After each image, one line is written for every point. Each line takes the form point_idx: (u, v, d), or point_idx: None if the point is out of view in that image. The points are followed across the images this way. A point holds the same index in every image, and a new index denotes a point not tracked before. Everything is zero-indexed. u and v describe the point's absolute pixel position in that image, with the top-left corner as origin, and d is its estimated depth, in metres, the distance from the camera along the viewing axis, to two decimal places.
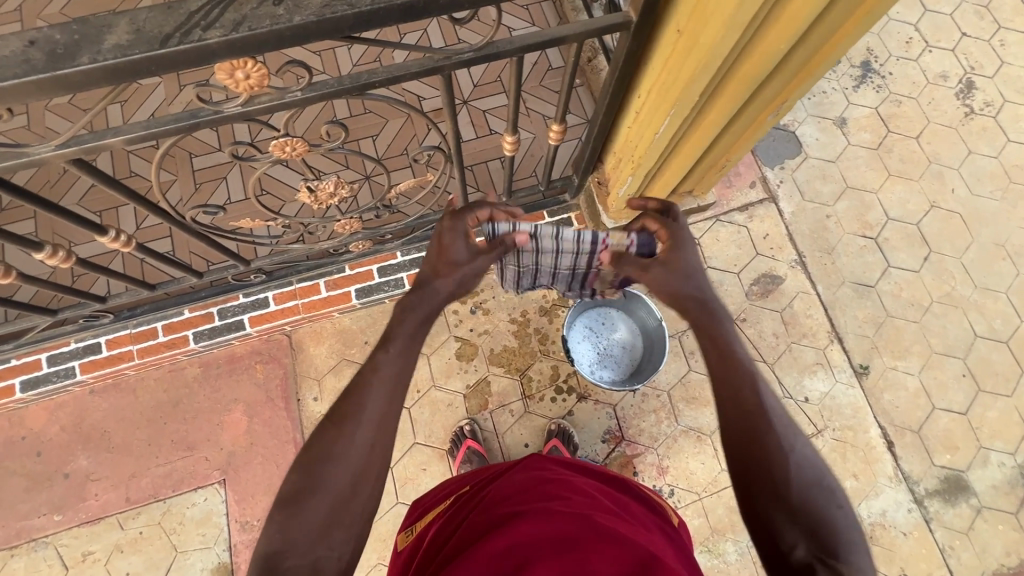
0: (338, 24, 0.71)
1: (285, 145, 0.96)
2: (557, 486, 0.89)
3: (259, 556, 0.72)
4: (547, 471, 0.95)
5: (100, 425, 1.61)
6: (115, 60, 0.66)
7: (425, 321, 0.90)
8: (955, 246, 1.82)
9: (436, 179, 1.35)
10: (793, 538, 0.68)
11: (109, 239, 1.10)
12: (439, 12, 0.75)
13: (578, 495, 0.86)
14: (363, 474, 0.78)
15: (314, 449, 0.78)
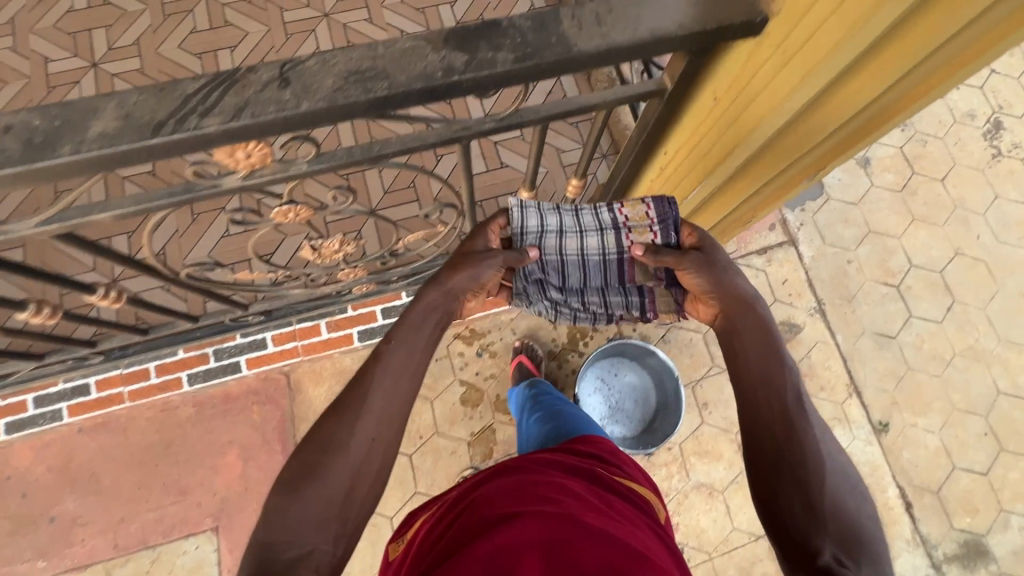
0: (352, 109, 0.64)
1: (288, 212, 0.90)
2: (547, 485, 0.76)
3: (255, 547, 0.69)
4: (536, 471, 0.82)
5: (89, 465, 1.55)
6: (100, 151, 0.59)
7: (430, 320, 0.87)
8: (980, 296, 1.76)
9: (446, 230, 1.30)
10: (817, 544, 0.63)
11: (98, 296, 1.03)
12: (462, 93, 0.67)
13: (569, 496, 0.74)
14: (360, 471, 0.75)
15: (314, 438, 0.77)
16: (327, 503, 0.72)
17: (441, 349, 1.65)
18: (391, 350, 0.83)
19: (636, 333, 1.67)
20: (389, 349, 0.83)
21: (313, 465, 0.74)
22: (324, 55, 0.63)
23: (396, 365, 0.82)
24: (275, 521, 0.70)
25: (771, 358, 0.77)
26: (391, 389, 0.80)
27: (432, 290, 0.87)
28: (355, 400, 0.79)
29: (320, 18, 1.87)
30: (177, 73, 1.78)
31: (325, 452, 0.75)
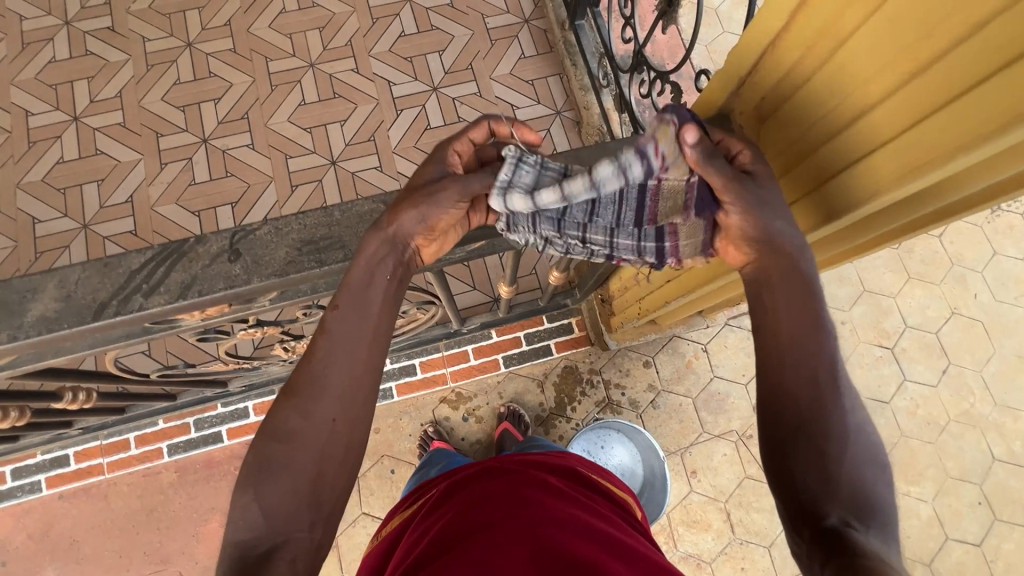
0: (304, 278, 0.61)
1: (253, 333, 0.89)
2: (526, 487, 0.70)
3: (227, 548, 0.56)
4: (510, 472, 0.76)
5: (69, 533, 1.52)
6: (40, 336, 0.56)
7: (378, 273, 0.60)
8: (976, 357, 1.73)
9: (427, 316, 1.32)
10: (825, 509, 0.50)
11: (68, 399, 0.99)
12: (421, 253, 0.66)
13: (545, 496, 0.68)
14: (324, 460, 0.59)
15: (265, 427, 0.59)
16: (295, 504, 0.57)
17: (427, 414, 1.62)
18: (342, 319, 0.60)
19: (625, 398, 1.64)
20: (335, 319, 0.60)
21: (269, 455, 0.58)
22: (276, 223, 0.60)
23: (348, 330, 0.60)
24: (244, 518, 0.57)
25: (811, 296, 0.56)
26: (348, 356, 0.60)
27: (371, 237, 0.59)
28: (307, 378, 0.59)
29: (306, 68, 1.84)
30: (161, 126, 1.77)
31: (280, 442, 0.58)
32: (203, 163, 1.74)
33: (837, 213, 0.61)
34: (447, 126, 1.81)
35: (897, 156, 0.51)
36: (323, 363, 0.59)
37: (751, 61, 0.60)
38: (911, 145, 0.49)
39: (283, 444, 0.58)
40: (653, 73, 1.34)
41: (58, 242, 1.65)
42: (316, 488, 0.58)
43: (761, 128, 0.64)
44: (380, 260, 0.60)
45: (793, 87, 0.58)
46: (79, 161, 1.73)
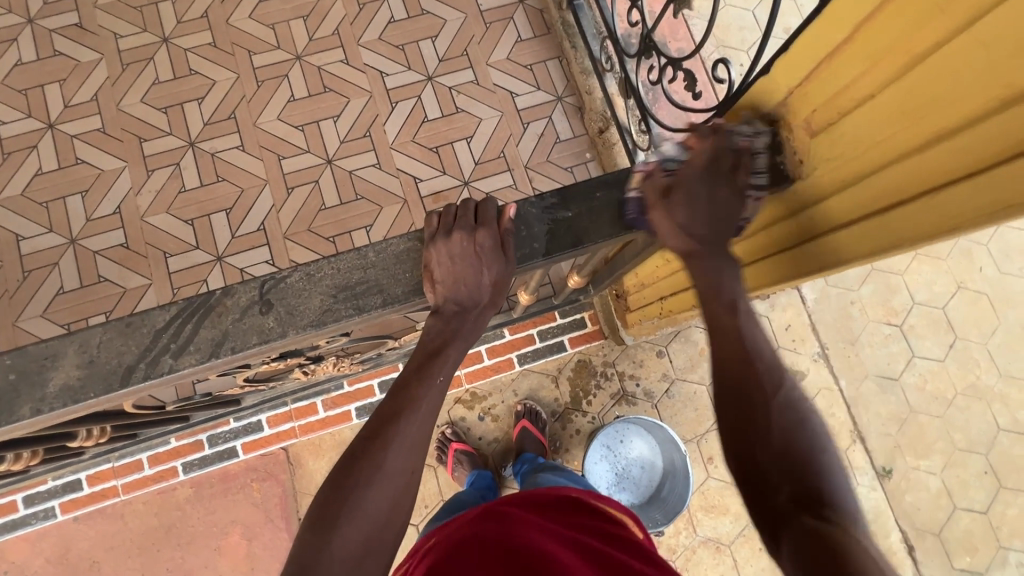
0: (341, 326, 0.58)
1: (277, 364, 0.88)
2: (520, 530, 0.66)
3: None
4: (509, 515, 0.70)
5: (87, 555, 1.50)
6: (64, 408, 0.52)
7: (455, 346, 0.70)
8: (981, 331, 1.75)
9: None
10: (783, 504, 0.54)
11: (82, 437, 0.97)
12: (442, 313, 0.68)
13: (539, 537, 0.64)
14: (398, 502, 0.63)
15: (340, 477, 0.63)
16: (369, 546, 0.60)
17: (443, 416, 1.60)
18: (437, 385, 0.68)
19: (639, 389, 1.64)
20: (425, 389, 0.67)
21: (348, 500, 0.61)
22: (308, 269, 0.57)
23: (433, 400, 0.67)
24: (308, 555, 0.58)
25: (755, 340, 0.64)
26: (427, 418, 0.67)
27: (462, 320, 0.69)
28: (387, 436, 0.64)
29: (292, 62, 1.75)
30: (144, 131, 1.68)
31: (367, 488, 0.61)
32: (192, 168, 1.67)
33: (896, 244, 0.58)
34: (445, 118, 1.74)
35: (970, 198, 0.48)
36: (406, 421, 0.65)
37: (806, 69, 0.58)
38: (986, 189, 0.46)
39: (366, 489, 0.61)
40: (663, 58, 1.27)
41: (45, 259, 1.58)
42: (386, 528, 0.61)
43: (815, 140, 0.61)
44: (468, 329, 0.71)
45: (856, 98, 0.55)
46: (59, 173, 1.65)
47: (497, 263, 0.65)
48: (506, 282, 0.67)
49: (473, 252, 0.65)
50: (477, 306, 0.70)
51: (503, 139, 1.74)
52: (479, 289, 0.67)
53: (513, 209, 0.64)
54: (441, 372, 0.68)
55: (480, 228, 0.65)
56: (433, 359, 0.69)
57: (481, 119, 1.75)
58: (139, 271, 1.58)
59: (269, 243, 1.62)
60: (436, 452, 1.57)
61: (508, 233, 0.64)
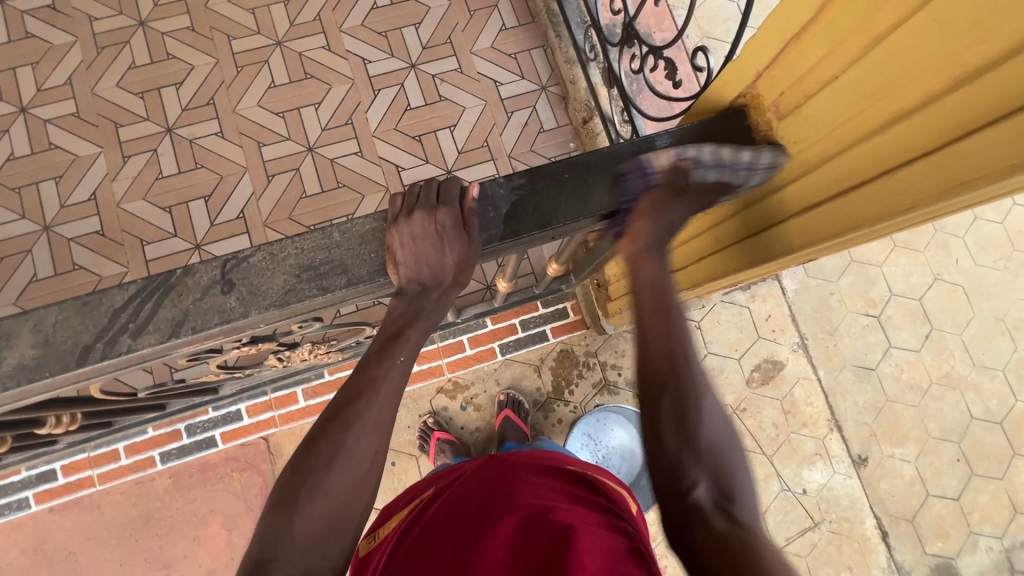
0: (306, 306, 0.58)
1: (249, 349, 0.87)
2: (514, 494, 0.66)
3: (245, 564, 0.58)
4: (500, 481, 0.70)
5: (64, 546, 1.49)
6: (19, 387, 0.52)
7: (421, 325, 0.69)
8: (956, 322, 1.78)
9: None
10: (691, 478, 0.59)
11: (51, 424, 0.96)
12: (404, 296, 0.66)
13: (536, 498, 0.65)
14: (363, 481, 0.63)
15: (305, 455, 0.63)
16: (334, 527, 0.61)
17: (425, 405, 1.60)
18: (400, 365, 0.68)
19: (622, 378, 1.64)
20: (387, 368, 0.67)
21: (308, 481, 0.61)
22: (271, 249, 0.56)
23: (398, 378, 0.67)
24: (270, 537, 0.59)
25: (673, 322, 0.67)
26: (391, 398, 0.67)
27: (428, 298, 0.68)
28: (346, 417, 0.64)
29: (272, 48, 1.72)
30: (120, 116, 1.65)
31: (330, 468, 0.62)
32: (170, 155, 1.64)
33: (856, 227, 0.57)
34: (428, 107, 1.73)
35: (925, 177, 0.48)
36: (367, 402, 0.65)
37: (771, 54, 0.59)
38: (941, 165, 0.46)
39: (328, 470, 0.62)
40: (644, 47, 1.26)
41: (18, 246, 1.55)
42: (348, 507, 0.62)
43: (783, 122, 0.62)
44: (431, 309, 0.69)
45: (821, 80, 0.56)
46: (32, 158, 1.61)
47: (460, 242, 0.63)
48: (470, 263, 0.65)
49: (435, 232, 0.63)
50: (439, 287, 0.68)
51: (487, 128, 1.73)
52: (442, 270, 0.65)
53: (477, 189, 0.63)
54: (407, 352, 0.68)
55: (442, 207, 0.64)
56: (396, 340, 0.67)
57: (465, 108, 1.73)
58: (115, 259, 1.56)
59: (249, 231, 1.60)
60: (418, 441, 1.57)
61: (471, 212, 0.63)
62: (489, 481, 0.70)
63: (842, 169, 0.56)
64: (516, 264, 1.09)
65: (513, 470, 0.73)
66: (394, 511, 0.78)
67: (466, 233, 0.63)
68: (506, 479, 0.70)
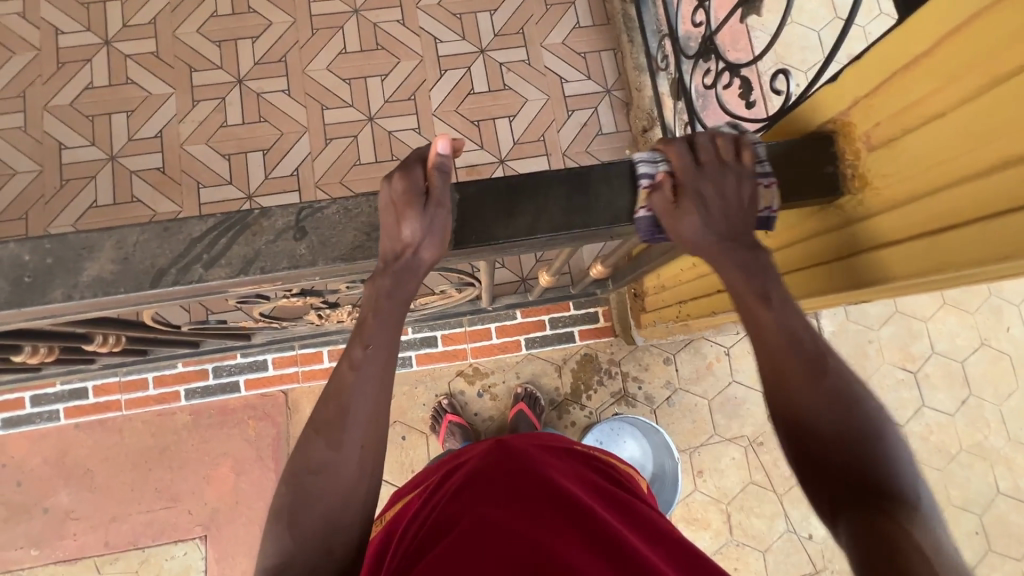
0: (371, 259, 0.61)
1: (296, 300, 0.90)
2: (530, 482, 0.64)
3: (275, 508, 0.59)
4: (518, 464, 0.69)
5: (83, 462, 1.55)
6: (93, 299, 0.54)
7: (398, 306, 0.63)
8: (997, 391, 1.71)
9: (463, 297, 1.31)
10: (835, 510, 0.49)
11: (97, 343, 1.01)
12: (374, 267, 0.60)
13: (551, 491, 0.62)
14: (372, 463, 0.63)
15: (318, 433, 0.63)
16: (350, 492, 0.60)
17: (443, 385, 1.62)
18: (367, 356, 0.62)
19: (641, 391, 1.63)
20: (370, 340, 0.62)
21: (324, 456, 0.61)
22: (346, 204, 0.58)
23: (374, 370, 0.62)
24: (284, 514, 0.59)
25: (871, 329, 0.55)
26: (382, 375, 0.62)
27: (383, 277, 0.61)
28: (335, 413, 0.61)
29: (350, 15, 1.75)
30: (195, 61, 1.70)
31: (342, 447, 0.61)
32: (236, 105, 1.68)
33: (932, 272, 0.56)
34: (492, 94, 1.73)
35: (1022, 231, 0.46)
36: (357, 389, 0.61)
37: (876, 80, 0.57)
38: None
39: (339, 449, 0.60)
40: (721, 62, 1.22)
41: (84, 171, 1.61)
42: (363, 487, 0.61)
43: (873, 153, 0.60)
44: (390, 288, 0.61)
45: (926, 115, 0.54)
46: (109, 89, 1.68)
47: (413, 211, 0.58)
48: (433, 232, 0.58)
49: (391, 203, 0.58)
50: (399, 262, 0.60)
51: (546, 123, 1.72)
52: (400, 242, 0.59)
53: (444, 144, 0.60)
54: (370, 341, 0.62)
55: (398, 174, 0.59)
56: (359, 328, 0.64)
57: (527, 100, 1.74)
58: (171, 197, 1.61)
59: (301, 189, 1.63)
60: (430, 420, 1.58)
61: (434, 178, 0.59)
62: (513, 453, 0.71)
63: (933, 209, 0.55)
64: (562, 261, 1.09)
65: (533, 448, 0.73)
66: (409, 491, 0.81)
67: (427, 198, 0.58)
68: (530, 455, 0.70)
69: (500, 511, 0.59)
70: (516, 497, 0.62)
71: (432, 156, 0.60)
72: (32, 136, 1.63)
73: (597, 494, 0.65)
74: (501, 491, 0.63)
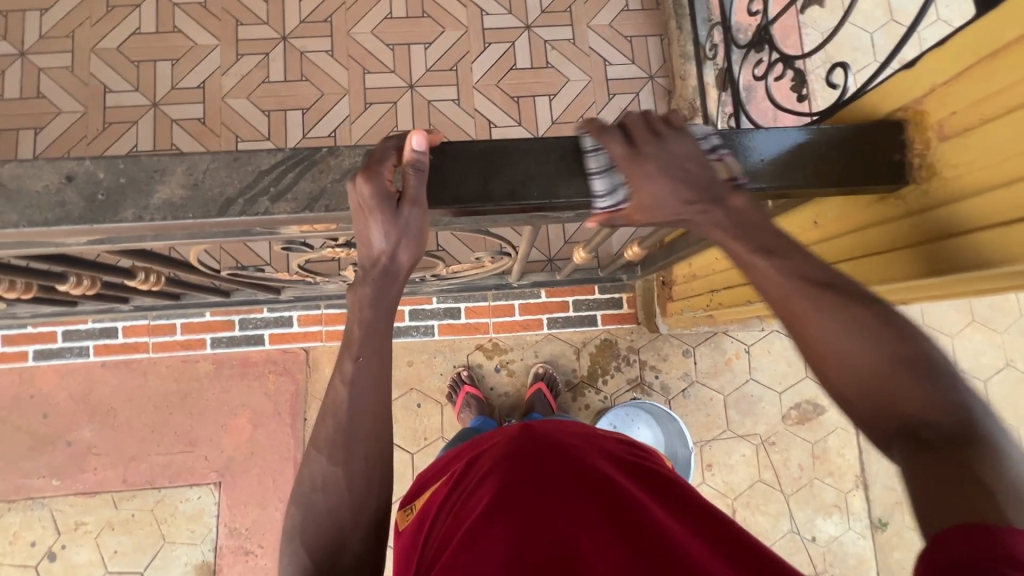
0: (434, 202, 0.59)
1: (339, 252, 0.91)
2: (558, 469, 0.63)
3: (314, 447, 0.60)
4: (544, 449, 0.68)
5: (108, 400, 1.59)
6: (163, 221, 0.55)
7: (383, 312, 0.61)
8: (1018, 413, 1.68)
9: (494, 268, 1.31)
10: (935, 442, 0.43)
11: (138, 280, 1.03)
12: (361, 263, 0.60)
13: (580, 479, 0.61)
14: None
15: None
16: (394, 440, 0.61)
17: (461, 357, 1.63)
18: (357, 367, 0.60)
19: (657, 381, 1.64)
20: (359, 349, 0.60)
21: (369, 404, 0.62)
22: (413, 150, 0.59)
23: (369, 377, 0.60)
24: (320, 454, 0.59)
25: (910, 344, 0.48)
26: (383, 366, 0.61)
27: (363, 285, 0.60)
28: (332, 402, 0.61)
29: None
30: (242, 14, 1.71)
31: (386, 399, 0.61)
32: (279, 62, 1.69)
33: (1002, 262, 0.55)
34: (534, 70, 1.72)
35: None
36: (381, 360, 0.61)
37: (959, 66, 0.56)
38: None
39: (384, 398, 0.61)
40: (774, 53, 1.19)
41: (127, 116, 1.63)
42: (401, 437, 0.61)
43: (946, 143, 0.60)
44: (374, 296, 0.60)
45: (1010, 104, 0.53)
46: (156, 36, 1.69)
47: (390, 215, 0.56)
48: (409, 233, 0.57)
49: (360, 209, 0.55)
50: (378, 268, 0.59)
51: (586, 104, 1.71)
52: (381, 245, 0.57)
53: (418, 139, 0.56)
54: (360, 352, 0.60)
55: (359, 177, 0.55)
56: (348, 342, 0.61)
57: (569, 80, 1.72)
58: (209, 148, 1.62)
59: None
60: (447, 390, 1.60)
61: (408, 177, 0.56)
62: (534, 441, 0.70)
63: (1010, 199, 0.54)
64: (600, 239, 1.09)
65: (557, 433, 0.72)
66: (433, 479, 0.80)
67: (401, 199, 0.56)
68: (551, 440, 0.70)
69: (528, 495, 0.58)
70: (536, 477, 0.62)
71: (403, 151, 0.56)
72: (79, 77, 1.65)
73: (624, 473, 0.65)
74: (521, 474, 0.63)
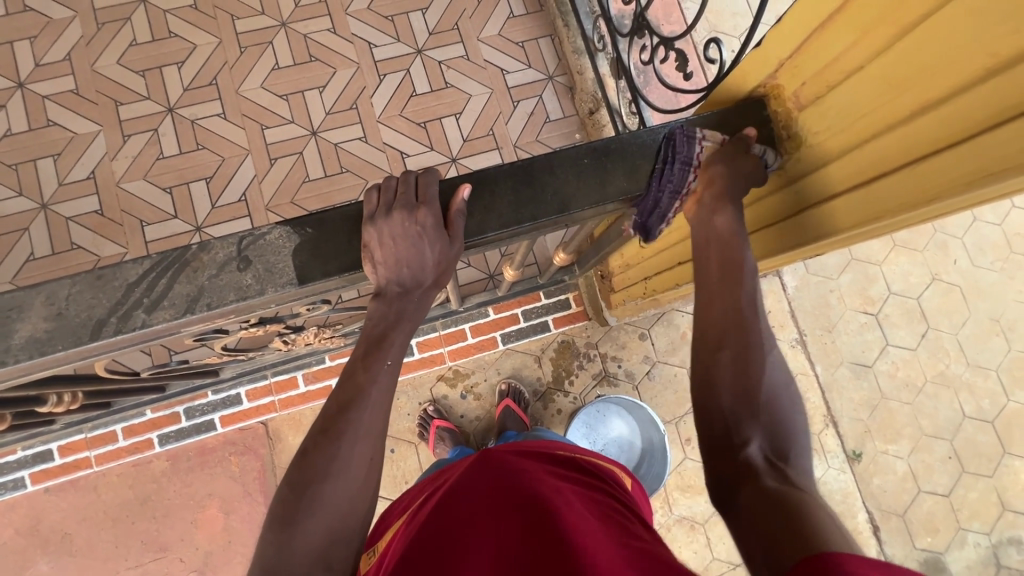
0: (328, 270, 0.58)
1: (256, 331, 0.88)
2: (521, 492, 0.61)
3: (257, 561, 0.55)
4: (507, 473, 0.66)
5: (59, 527, 1.48)
6: (30, 361, 0.51)
7: (400, 337, 0.63)
8: (952, 321, 1.79)
9: None
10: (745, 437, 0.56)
11: (51, 403, 0.97)
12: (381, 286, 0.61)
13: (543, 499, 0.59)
14: (361, 490, 0.59)
15: (295, 474, 0.58)
16: (342, 516, 0.58)
17: (425, 393, 1.60)
18: (387, 371, 0.62)
19: (621, 370, 1.65)
20: (374, 375, 0.61)
21: (306, 494, 0.57)
22: (291, 227, 0.57)
23: (384, 386, 0.62)
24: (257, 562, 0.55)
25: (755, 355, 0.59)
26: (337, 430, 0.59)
27: (388, 303, 0.62)
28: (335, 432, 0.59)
29: (277, 29, 1.70)
30: (120, 94, 1.63)
31: (325, 482, 0.57)
32: (171, 135, 1.62)
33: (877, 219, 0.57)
34: (434, 93, 1.71)
35: (951, 167, 0.48)
36: (359, 411, 0.60)
37: (797, 41, 0.58)
38: (970, 154, 0.46)
39: (323, 482, 0.57)
40: (655, 37, 1.20)
41: (15, 224, 1.53)
42: (350, 516, 0.58)
43: (804, 112, 0.62)
44: (398, 314, 0.63)
45: (845, 70, 0.56)
46: (30, 134, 1.59)
47: (439, 243, 0.59)
48: (453, 263, 0.62)
49: (415, 233, 0.59)
50: (410, 289, 0.62)
51: (492, 117, 1.71)
52: (414, 270, 0.60)
53: (467, 190, 0.60)
54: (381, 357, 0.62)
55: (419, 210, 0.59)
56: (378, 346, 0.62)
57: (471, 96, 1.72)
58: (114, 239, 1.54)
59: (251, 214, 1.58)
60: (418, 429, 1.57)
61: (456, 214, 0.60)
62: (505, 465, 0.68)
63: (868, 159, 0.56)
64: (524, 256, 1.10)
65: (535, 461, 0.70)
66: (397, 516, 0.72)
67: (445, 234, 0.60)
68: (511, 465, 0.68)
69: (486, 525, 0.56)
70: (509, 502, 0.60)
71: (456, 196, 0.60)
72: None
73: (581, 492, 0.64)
74: (477, 508, 0.60)
